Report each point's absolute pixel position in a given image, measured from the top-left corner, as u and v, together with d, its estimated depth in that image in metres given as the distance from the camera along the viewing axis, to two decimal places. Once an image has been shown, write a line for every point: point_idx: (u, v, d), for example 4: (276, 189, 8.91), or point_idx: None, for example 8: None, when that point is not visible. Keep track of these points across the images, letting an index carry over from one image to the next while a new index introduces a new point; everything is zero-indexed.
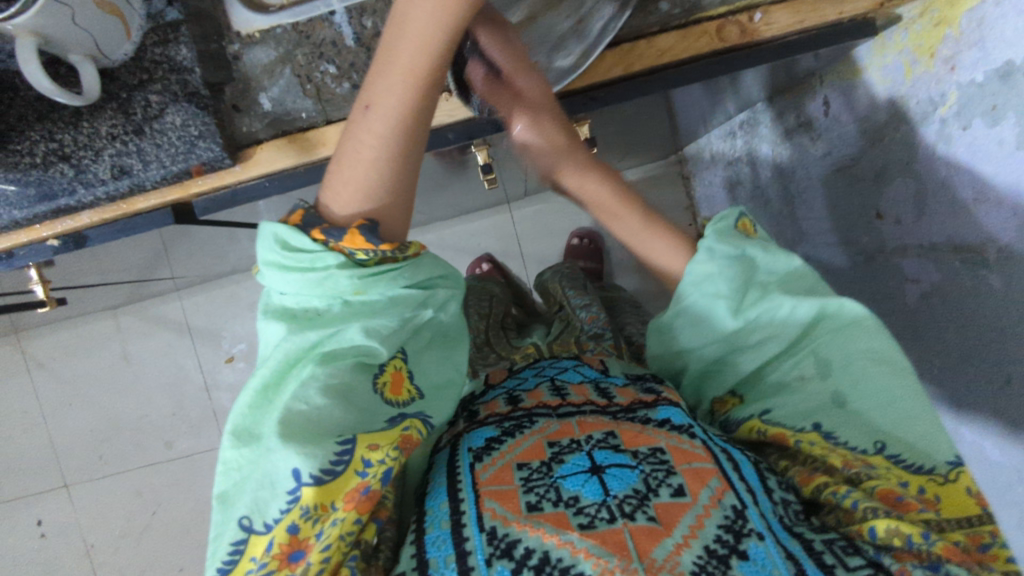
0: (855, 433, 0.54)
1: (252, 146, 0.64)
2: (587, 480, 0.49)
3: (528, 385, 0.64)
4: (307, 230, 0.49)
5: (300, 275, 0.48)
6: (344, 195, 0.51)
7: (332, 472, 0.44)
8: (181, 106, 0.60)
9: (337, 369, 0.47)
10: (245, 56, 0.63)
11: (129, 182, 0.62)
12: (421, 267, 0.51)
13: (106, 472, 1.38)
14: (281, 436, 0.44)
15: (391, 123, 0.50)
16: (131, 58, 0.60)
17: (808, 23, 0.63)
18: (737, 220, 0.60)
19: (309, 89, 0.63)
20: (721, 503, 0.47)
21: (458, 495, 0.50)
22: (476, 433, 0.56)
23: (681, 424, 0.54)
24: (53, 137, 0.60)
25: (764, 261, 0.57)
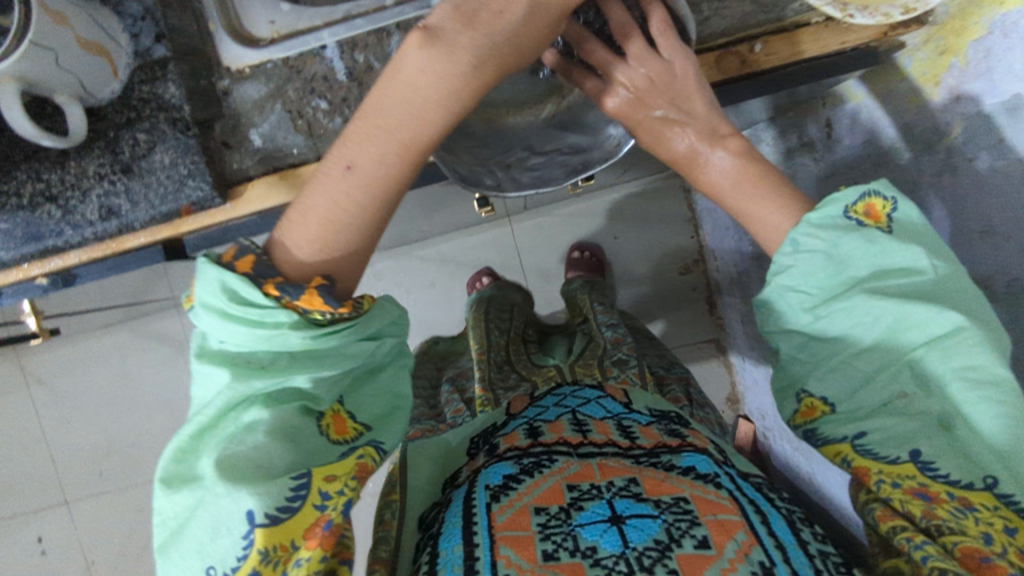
0: (961, 465, 0.45)
1: (243, 184, 0.63)
2: (606, 530, 0.47)
3: (547, 414, 0.61)
4: (257, 279, 0.44)
5: (245, 327, 0.43)
6: (308, 250, 0.47)
7: (288, 510, 0.42)
8: (169, 144, 0.59)
9: (287, 413, 0.44)
10: (235, 91, 0.62)
11: (117, 223, 0.60)
12: (374, 320, 0.47)
13: (107, 490, 1.37)
14: (225, 475, 0.41)
15: (371, 194, 0.46)
16: (118, 96, 0.59)
17: (809, 55, 0.61)
18: (856, 203, 0.48)
19: (300, 124, 0.62)
20: (748, 559, 0.45)
21: (471, 539, 0.47)
22: (493, 468, 0.54)
23: (707, 473, 0.53)
24: (39, 177, 0.59)
25: (866, 254, 0.47)
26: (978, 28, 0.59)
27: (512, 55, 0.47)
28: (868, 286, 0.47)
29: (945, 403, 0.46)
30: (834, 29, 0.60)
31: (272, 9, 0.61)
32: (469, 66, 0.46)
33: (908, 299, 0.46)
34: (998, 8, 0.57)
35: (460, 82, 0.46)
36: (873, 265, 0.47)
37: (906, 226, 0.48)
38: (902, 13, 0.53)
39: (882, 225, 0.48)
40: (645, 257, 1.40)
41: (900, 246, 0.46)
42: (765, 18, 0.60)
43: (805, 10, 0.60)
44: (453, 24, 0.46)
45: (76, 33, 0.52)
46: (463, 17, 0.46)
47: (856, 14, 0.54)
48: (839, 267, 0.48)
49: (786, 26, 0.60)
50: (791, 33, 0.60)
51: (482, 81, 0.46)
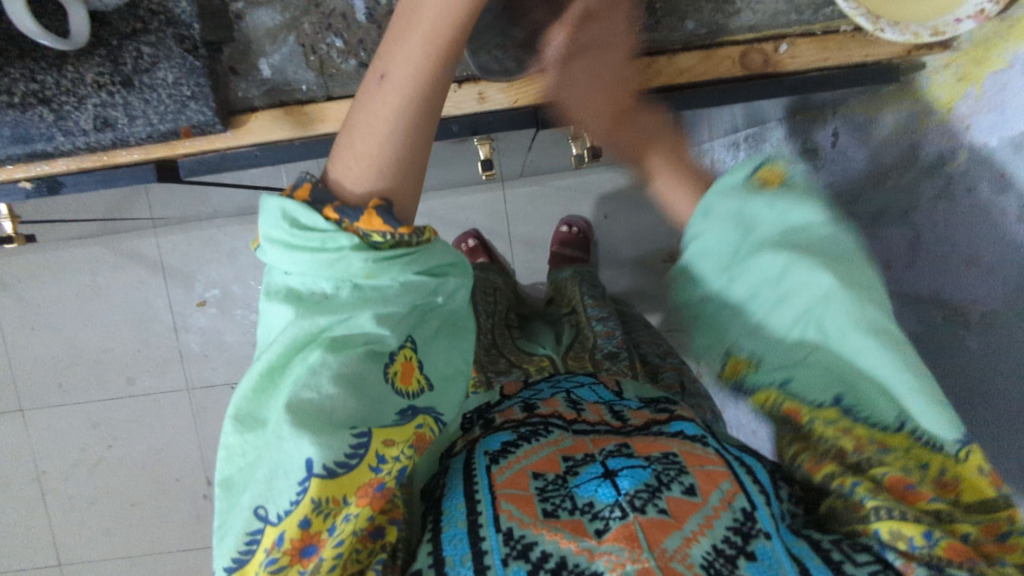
0: (874, 405, 0.44)
1: (246, 114, 0.61)
2: (600, 484, 0.45)
3: (543, 393, 0.60)
4: (316, 206, 0.44)
5: (308, 254, 0.43)
6: (356, 170, 0.45)
7: (345, 465, 0.41)
8: (174, 62, 0.57)
9: (350, 357, 0.43)
10: (248, 16, 0.59)
11: (112, 136, 0.59)
12: (434, 254, 0.46)
13: (65, 402, 1.35)
14: (294, 415, 0.41)
15: (406, 94, 0.45)
16: (125, 4, 0.56)
17: (832, 62, 0.61)
18: (756, 170, 0.49)
19: (312, 61, 0.60)
20: (732, 506, 0.43)
21: (475, 498, 0.45)
22: (490, 437, 0.52)
23: (696, 434, 0.50)
24: (34, 77, 0.56)
25: (770, 216, 0.48)
26: (1000, 60, 0.60)
27: None
28: (772, 243, 0.47)
29: (847, 352, 0.45)
30: (861, 40, 0.60)
31: None
32: None
33: (811, 260, 0.45)
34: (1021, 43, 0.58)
35: None
36: (780, 226, 0.48)
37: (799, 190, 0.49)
38: (931, 35, 0.53)
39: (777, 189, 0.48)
40: (632, 240, 1.41)
41: (798, 202, 0.47)
42: (795, 19, 0.60)
43: (835, 17, 0.60)
44: None
45: None
46: None
47: (886, 28, 0.53)
48: (744, 230, 0.48)
49: (814, 31, 0.60)
50: (818, 37, 0.60)
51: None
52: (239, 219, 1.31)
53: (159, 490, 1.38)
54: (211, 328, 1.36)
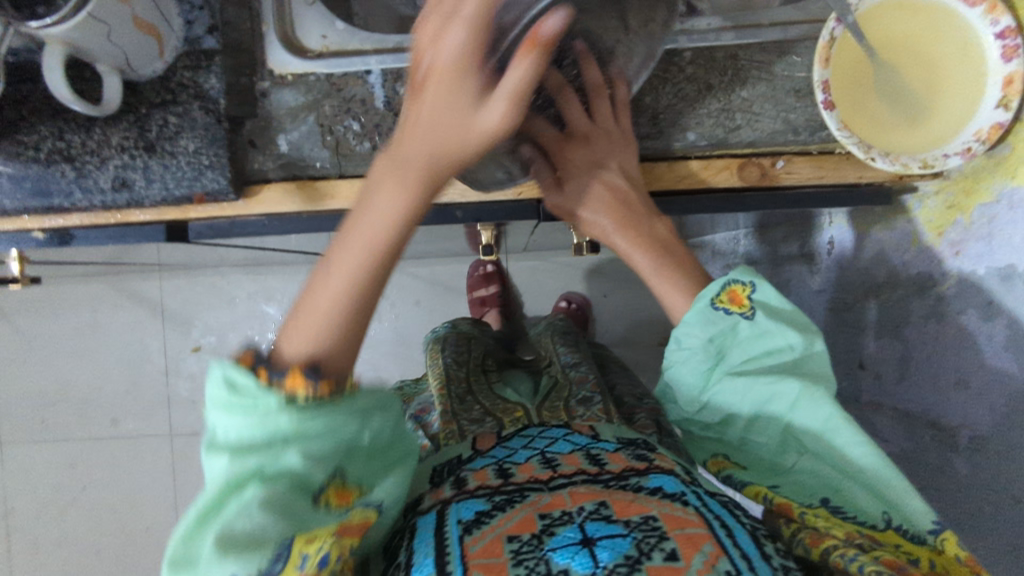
0: (858, 508, 0.48)
1: (260, 184, 0.63)
2: (577, 552, 0.43)
3: (517, 456, 0.56)
4: (253, 364, 0.40)
5: (240, 417, 0.39)
6: (296, 342, 0.40)
7: (268, 573, 0.39)
8: (197, 132, 0.60)
9: (278, 495, 0.39)
10: (273, 95, 0.63)
11: (128, 196, 0.61)
12: (365, 399, 0.42)
13: (45, 439, 1.34)
14: (225, 550, 0.38)
15: (361, 258, 0.41)
16: (159, 76, 0.60)
17: (828, 180, 0.63)
18: (720, 291, 0.52)
19: (328, 140, 0.63)
20: (716, 569, 0.42)
21: (446, 568, 0.43)
22: (464, 503, 0.49)
23: (674, 492, 0.48)
24: (61, 136, 0.59)
25: (742, 340, 0.51)
26: (988, 193, 0.60)
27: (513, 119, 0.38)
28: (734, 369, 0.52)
29: (835, 467, 0.49)
30: (855, 162, 0.62)
31: (326, 24, 0.63)
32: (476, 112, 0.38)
33: (778, 374, 0.50)
34: (1009, 181, 0.58)
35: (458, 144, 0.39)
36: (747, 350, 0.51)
37: (766, 307, 0.51)
38: (921, 167, 0.56)
39: (743, 311, 0.51)
40: None
41: (773, 329, 0.51)
42: (792, 138, 0.63)
43: (831, 140, 0.62)
44: (437, 20, 0.37)
45: (134, 12, 0.53)
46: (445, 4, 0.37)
47: (878, 158, 0.56)
48: (719, 352, 0.52)
49: (811, 150, 0.63)
50: (814, 156, 0.63)
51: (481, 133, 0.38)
52: (243, 271, 1.32)
53: (126, 539, 1.33)
54: (202, 376, 1.34)
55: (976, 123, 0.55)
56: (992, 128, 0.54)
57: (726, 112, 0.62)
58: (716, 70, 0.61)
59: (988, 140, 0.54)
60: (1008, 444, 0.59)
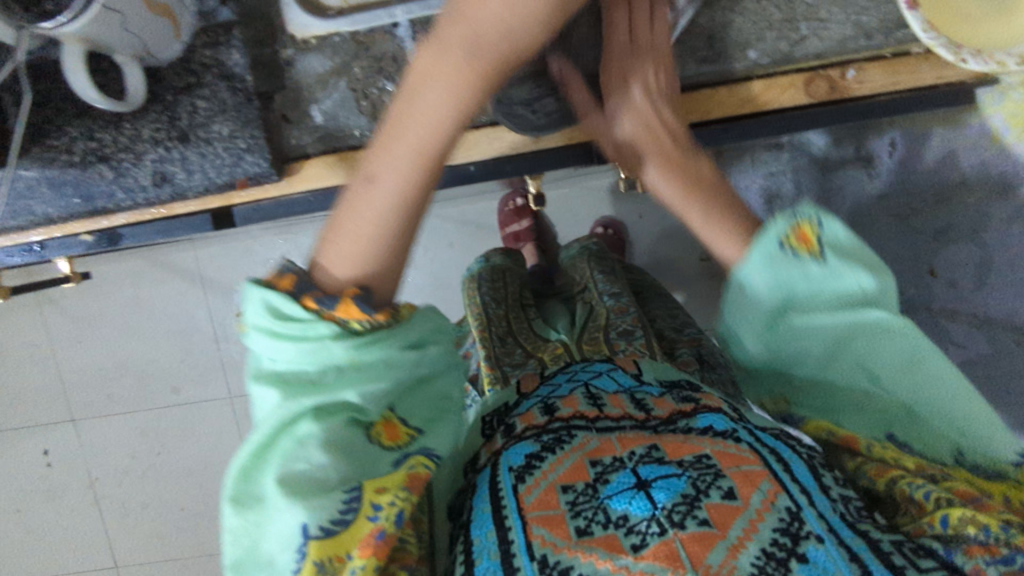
0: (925, 442, 0.44)
1: (300, 161, 0.60)
2: (633, 496, 0.40)
3: (561, 390, 0.51)
4: (298, 294, 0.38)
5: (290, 344, 0.37)
6: (344, 257, 0.40)
7: (343, 522, 0.36)
8: (229, 115, 0.57)
9: (332, 424, 0.37)
10: (298, 63, 0.59)
11: (170, 190, 0.59)
12: (414, 327, 0.40)
13: (81, 415, 1.22)
14: (291, 495, 0.36)
15: (393, 203, 0.40)
16: (179, 59, 0.56)
17: (902, 86, 0.58)
18: (789, 231, 0.42)
19: (364, 106, 0.59)
20: (775, 507, 0.39)
21: (504, 522, 0.40)
22: (513, 448, 0.45)
23: (725, 430, 0.45)
24: (92, 135, 0.57)
25: (810, 282, 0.42)
26: None
27: (522, 49, 0.40)
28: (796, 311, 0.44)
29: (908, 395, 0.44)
30: (935, 62, 0.57)
31: None
32: (465, 57, 0.39)
33: (850, 308, 0.43)
34: None
35: (465, 86, 0.40)
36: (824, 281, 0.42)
37: (839, 243, 0.42)
38: (1017, 62, 0.50)
39: (815, 253, 0.42)
40: None
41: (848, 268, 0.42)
42: (864, 44, 0.57)
43: (907, 40, 0.57)
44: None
45: None
46: None
47: (970, 58, 0.50)
48: (785, 295, 0.43)
49: (884, 54, 0.57)
50: (887, 61, 0.57)
51: (488, 75, 0.40)
52: None
53: None
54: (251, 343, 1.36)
55: None
56: None
57: (788, 23, 0.57)
58: None
59: None
60: None
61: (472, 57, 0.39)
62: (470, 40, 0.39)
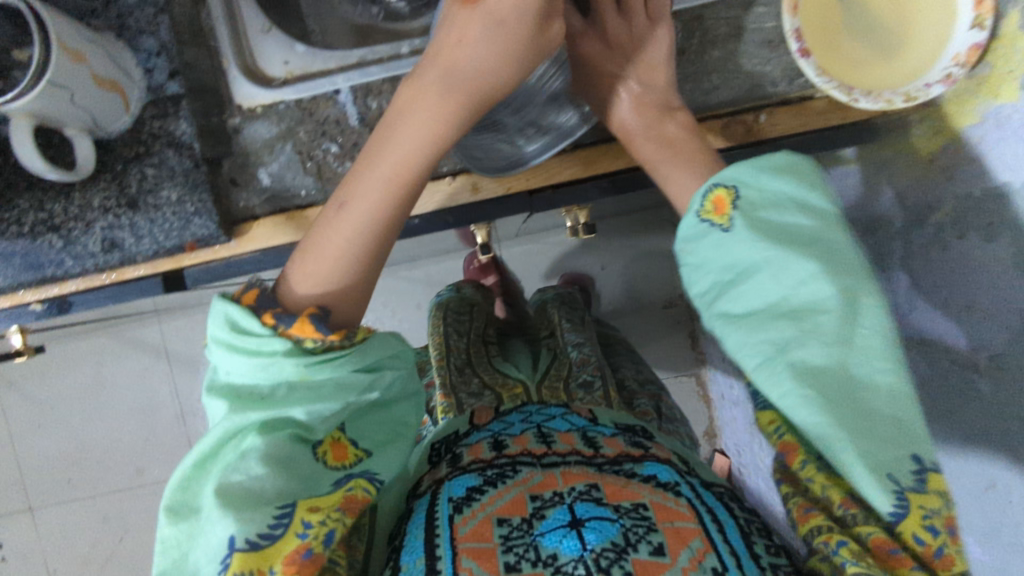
0: (841, 452, 0.44)
1: (249, 222, 0.63)
2: (565, 535, 0.45)
3: (513, 429, 0.57)
4: (257, 309, 0.43)
5: (244, 357, 0.42)
6: (309, 284, 0.45)
7: (270, 536, 0.40)
8: (177, 181, 0.59)
9: (277, 439, 0.42)
10: (246, 130, 0.62)
11: (119, 256, 0.60)
12: (371, 350, 0.44)
13: (39, 503, 1.19)
14: (224, 506, 0.40)
15: (364, 224, 0.45)
16: (128, 130, 0.59)
17: (810, 127, 0.62)
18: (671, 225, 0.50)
19: (310, 167, 0.62)
20: (700, 566, 0.44)
21: (436, 552, 0.45)
22: (457, 479, 0.51)
23: (667, 482, 0.51)
24: (42, 206, 0.58)
25: (691, 274, 0.47)
26: (974, 115, 0.61)
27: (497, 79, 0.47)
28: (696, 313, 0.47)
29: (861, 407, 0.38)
30: (836, 104, 0.62)
31: (287, 49, 0.62)
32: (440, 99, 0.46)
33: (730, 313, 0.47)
34: (993, 100, 0.59)
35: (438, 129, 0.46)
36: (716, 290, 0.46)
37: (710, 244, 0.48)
38: (904, 100, 0.54)
39: None
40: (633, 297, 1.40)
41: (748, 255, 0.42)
42: (771, 90, 0.62)
43: (809, 86, 0.62)
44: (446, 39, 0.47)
45: (93, 70, 0.52)
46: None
47: (861, 99, 0.55)
48: None
49: (790, 99, 0.62)
50: (794, 105, 0.62)
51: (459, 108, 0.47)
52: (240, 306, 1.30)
53: None
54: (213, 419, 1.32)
55: (954, 45, 0.54)
56: (970, 49, 0.53)
57: (700, 75, 0.62)
58: (684, 35, 0.61)
59: (967, 62, 0.53)
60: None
61: (454, 97, 0.46)
62: (452, 82, 0.46)
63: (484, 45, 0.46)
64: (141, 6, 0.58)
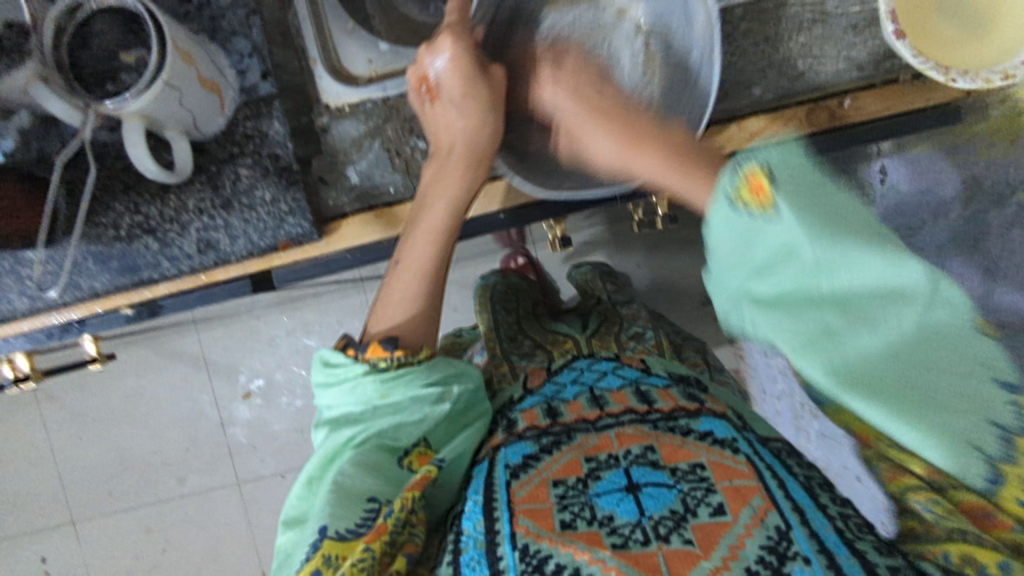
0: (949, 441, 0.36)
1: (338, 220, 0.63)
2: (622, 499, 0.45)
3: (566, 393, 0.57)
4: (342, 346, 0.51)
5: (336, 386, 0.49)
6: (386, 316, 0.53)
7: (356, 531, 0.43)
8: (271, 180, 0.59)
9: (368, 448, 0.47)
10: (334, 129, 0.62)
11: (214, 257, 0.60)
12: (437, 367, 0.50)
13: (81, 517, 1.18)
14: (323, 506, 0.44)
15: (421, 271, 0.54)
16: (223, 131, 0.59)
17: (894, 111, 0.62)
18: (734, 185, 0.34)
19: (398, 163, 0.62)
20: (764, 524, 0.42)
21: (493, 514, 0.45)
22: (511, 447, 0.51)
23: (725, 437, 0.49)
24: (138, 209, 0.59)
25: (761, 246, 0.34)
26: None
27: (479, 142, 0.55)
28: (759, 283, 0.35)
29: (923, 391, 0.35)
30: (921, 87, 0.62)
31: (370, 48, 0.63)
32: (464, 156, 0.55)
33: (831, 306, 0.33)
34: None
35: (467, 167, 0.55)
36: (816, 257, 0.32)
37: (798, 199, 0.33)
38: (1002, 78, 0.54)
39: (762, 208, 0.33)
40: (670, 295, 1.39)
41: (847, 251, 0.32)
42: (856, 75, 0.62)
43: (895, 69, 0.62)
44: (453, 84, 0.54)
45: (198, 72, 0.52)
46: (461, 72, 0.53)
47: (957, 78, 0.55)
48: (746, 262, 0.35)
49: (875, 83, 0.62)
50: (878, 89, 0.62)
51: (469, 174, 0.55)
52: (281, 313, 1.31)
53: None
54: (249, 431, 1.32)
55: None
56: None
57: (786, 61, 0.62)
58: (770, 22, 0.61)
59: None
60: None
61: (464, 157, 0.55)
62: (455, 142, 0.55)
63: (462, 132, 0.55)
64: (233, 9, 0.59)
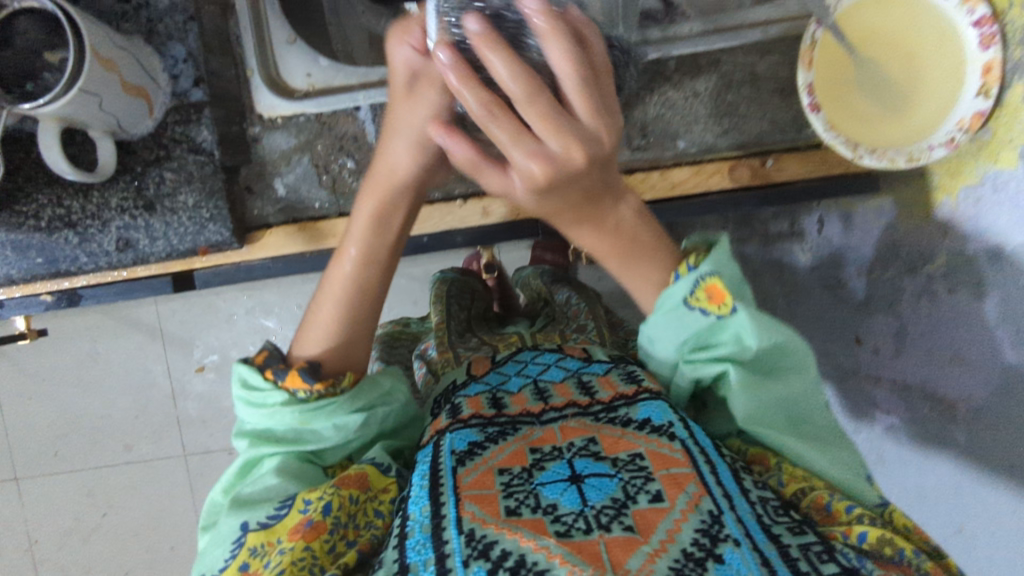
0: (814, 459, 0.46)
1: (261, 230, 0.64)
2: (566, 488, 0.41)
3: (510, 384, 0.52)
4: (263, 367, 0.48)
5: (252, 409, 0.48)
6: (313, 334, 0.51)
7: (275, 517, 0.43)
8: (195, 186, 0.60)
9: (290, 459, 0.46)
10: (265, 139, 0.63)
11: (133, 255, 0.61)
12: (364, 391, 0.49)
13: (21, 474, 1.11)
14: (234, 508, 0.44)
15: (352, 294, 0.50)
16: (150, 133, 0.60)
17: (815, 173, 0.64)
18: (693, 292, 0.44)
19: (325, 180, 0.63)
20: (699, 509, 0.39)
21: (439, 497, 0.41)
22: (457, 433, 0.46)
23: (662, 424, 0.45)
24: (60, 202, 0.59)
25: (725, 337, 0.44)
26: (972, 176, 0.60)
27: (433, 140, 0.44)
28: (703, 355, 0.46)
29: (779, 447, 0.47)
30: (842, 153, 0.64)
31: (309, 61, 0.64)
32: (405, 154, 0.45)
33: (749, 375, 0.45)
34: (993, 164, 0.58)
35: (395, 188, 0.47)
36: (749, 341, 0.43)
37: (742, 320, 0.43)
38: (906, 160, 0.56)
39: (721, 310, 0.43)
40: None
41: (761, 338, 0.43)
42: (779, 138, 0.64)
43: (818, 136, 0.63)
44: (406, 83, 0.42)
45: (123, 78, 0.53)
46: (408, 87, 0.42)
47: (865, 155, 0.58)
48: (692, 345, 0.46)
49: (799, 146, 0.64)
50: (802, 152, 0.64)
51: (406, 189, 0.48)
52: None
53: None
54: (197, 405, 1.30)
55: (959, 111, 0.55)
56: (975, 116, 0.54)
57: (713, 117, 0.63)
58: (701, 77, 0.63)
59: (970, 129, 0.54)
60: (1008, 411, 0.58)
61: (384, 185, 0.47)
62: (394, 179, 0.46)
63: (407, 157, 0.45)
64: (171, 13, 0.59)
